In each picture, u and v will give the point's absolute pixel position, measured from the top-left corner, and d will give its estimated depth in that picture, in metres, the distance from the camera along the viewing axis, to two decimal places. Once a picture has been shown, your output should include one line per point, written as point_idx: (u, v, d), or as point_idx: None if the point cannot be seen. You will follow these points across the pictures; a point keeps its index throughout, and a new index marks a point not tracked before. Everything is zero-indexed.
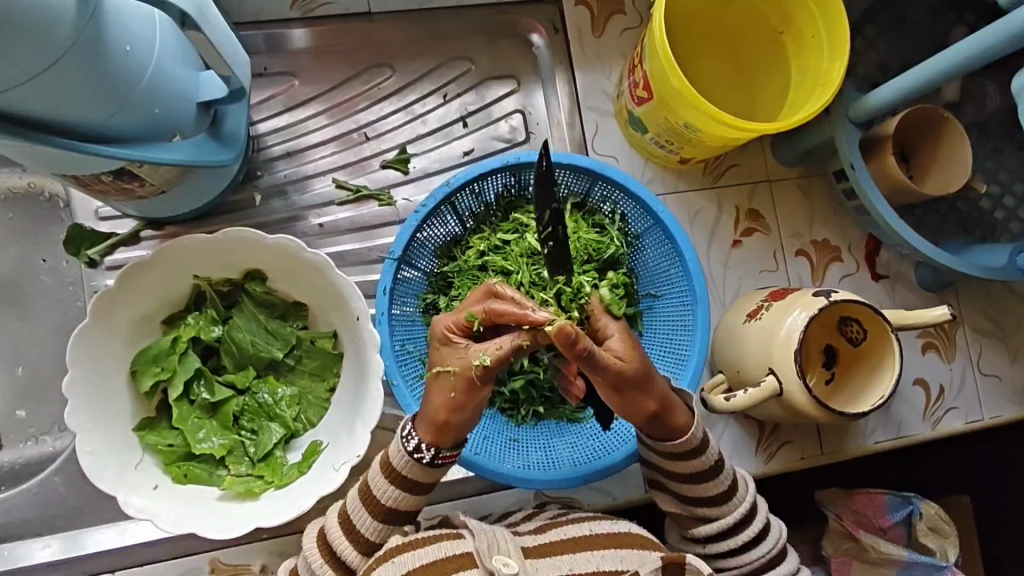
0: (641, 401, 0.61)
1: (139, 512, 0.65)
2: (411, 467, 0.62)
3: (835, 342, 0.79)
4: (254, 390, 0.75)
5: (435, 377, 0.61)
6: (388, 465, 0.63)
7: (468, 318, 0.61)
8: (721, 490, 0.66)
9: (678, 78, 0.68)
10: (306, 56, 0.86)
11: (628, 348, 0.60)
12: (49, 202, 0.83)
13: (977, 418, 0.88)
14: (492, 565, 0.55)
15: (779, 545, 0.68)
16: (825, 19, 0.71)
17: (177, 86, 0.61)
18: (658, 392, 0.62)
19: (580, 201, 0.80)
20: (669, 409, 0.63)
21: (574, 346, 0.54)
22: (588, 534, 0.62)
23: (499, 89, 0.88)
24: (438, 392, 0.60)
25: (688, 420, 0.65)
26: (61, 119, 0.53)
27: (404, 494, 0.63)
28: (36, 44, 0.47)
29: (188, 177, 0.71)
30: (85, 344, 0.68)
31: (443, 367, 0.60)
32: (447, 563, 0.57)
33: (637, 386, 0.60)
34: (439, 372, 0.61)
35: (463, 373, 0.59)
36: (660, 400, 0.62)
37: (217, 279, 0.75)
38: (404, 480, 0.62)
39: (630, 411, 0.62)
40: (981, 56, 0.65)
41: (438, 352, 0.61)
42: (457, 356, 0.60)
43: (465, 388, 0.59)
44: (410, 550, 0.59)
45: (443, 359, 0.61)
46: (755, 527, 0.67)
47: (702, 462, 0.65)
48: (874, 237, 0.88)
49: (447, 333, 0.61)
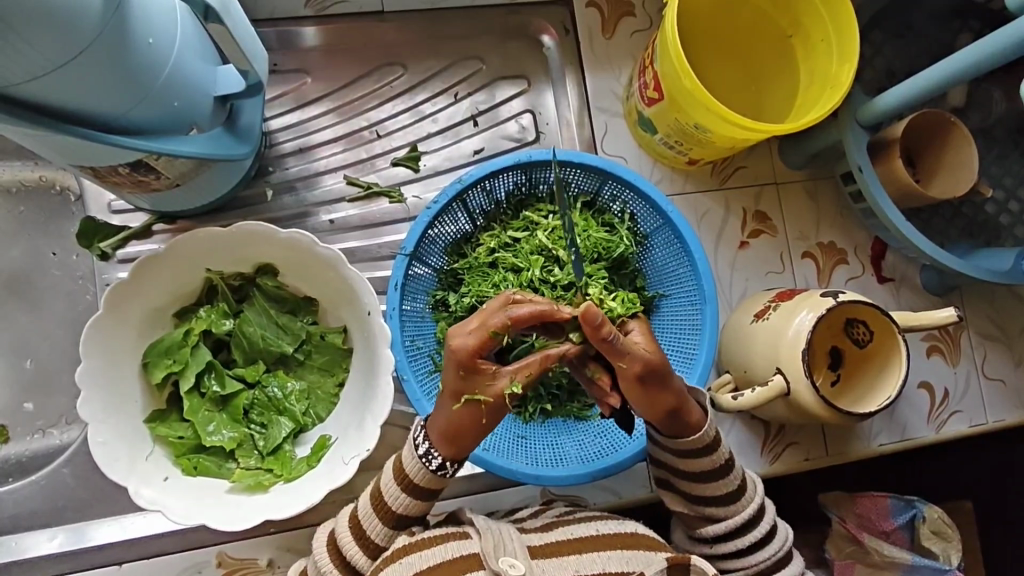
0: (663, 395, 0.61)
1: (150, 503, 0.66)
2: (426, 477, 0.62)
3: (841, 345, 0.79)
4: (264, 384, 0.75)
5: (460, 406, 0.60)
6: (401, 472, 0.63)
7: (493, 336, 0.58)
8: (729, 490, 0.66)
9: (689, 79, 0.69)
10: (317, 54, 0.86)
11: (650, 342, 0.61)
12: (61, 196, 0.84)
13: (981, 422, 0.88)
14: (499, 567, 0.56)
15: (785, 548, 0.68)
16: (834, 23, 0.72)
17: (195, 79, 0.62)
18: (676, 389, 0.62)
19: (590, 200, 0.81)
20: (685, 405, 0.63)
21: (599, 329, 0.56)
22: (593, 535, 0.62)
23: (509, 89, 0.89)
24: (464, 420, 0.60)
25: (701, 418, 0.65)
26: (81, 108, 0.54)
27: (415, 501, 0.63)
28: (64, 34, 0.47)
29: (204, 171, 0.71)
30: (97, 334, 0.68)
31: (472, 396, 0.59)
32: (453, 565, 0.58)
33: (661, 379, 0.60)
34: (466, 401, 0.59)
35: (495, 401, 0.59)
36: (678, 396, 0.62)
37: (229, 273, 0.75)
38: (417, 488, 0.63)
39: (650, 408, 0.62)
40: (989, 60, 0.66)
41: (462, 381, 0.59)
42: (486, 384, 0.59)
43: (494, 411, 0.60)
44: (417, 552, 0.59)
45: (469, 387, 0.59)
46: (761, 530, 0.67)
47: (712, 460, 0.66)
48: (880, 239, 0.89)
49: (471, 358, 0.58)
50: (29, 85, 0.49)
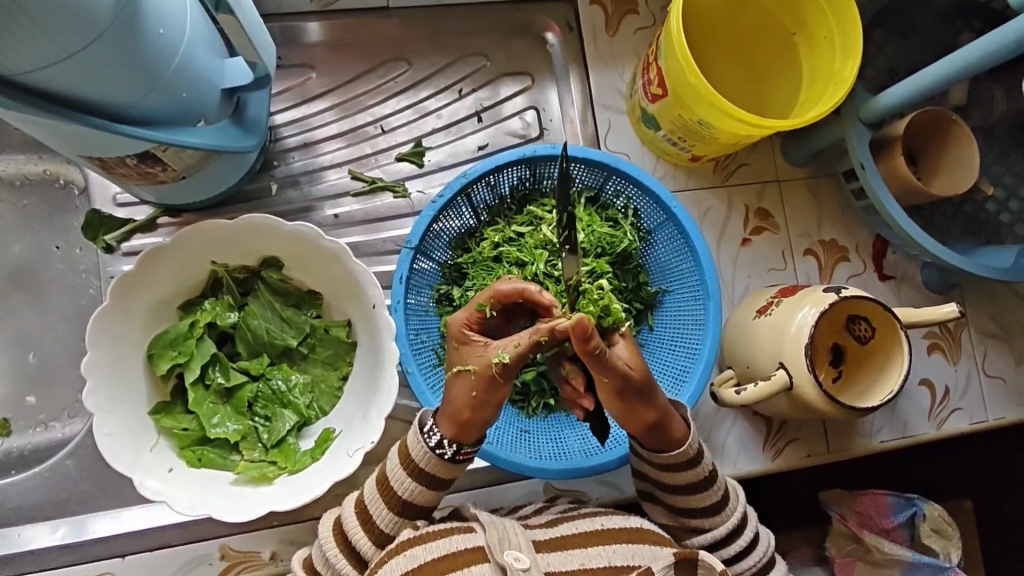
0: (643, 409, 0.62)
1: (155, 494, 0.66)
2: (432, 461, 0.62)
3: (841, 341, 0.79)
4: (268, 376, 0.75)
5: (455, 376, 0.62)
6: (407, 457, 0.63)
7: (480, 309, 0.63)
8: (710, 502, 0.66)
9: (694, 75, 0.69)
10: (321, 49, 0.86)
11: (634, 355, 0.61)
12: (65, 189, 0.85)
13: (981, 419, 0.88)
14: (504, 560, 0.56)
15: (766, 557, 0.69)
16: (838, 21, 0.73)
17: (204, 70, 0.62)
18: (658, 404, 0.63)
19: (594, 195, 0.81)
20: (668, 421, 0.64)
21: (590, 340, 0.56)
22: (600, 529, 0.63)
23: (512, 87, 0.89)
24: (459, 392, 0.61)
25: (685, 434, 0.65)
26: (91, 97, 0.54)
27: (421, 488, 0.63)
28: (76, 23, 0.47)
29: (211, 162, 0.71)
30: (104, 325, 0.68)
31: (463, 366, 0.62)
32: (455, 559, 0.57)
33: (640, 393, 0.61)
34: (459, 371, 0.62)
35: (484, 370, 0.60)
36: (661, 411, 0.63)
37: (234, 266, 0.75)
38: (424, 473, 0.63)
39: (629, 420, 0.62)
40: (990, 58, 0.66)
41: (457, 352, 0.63)
42: (477, 355, 0.61)
43: (485, 386, 0.60)
44: (422, 544, 0.59)
45: (462, 359, 0.62)
46: (744, 538, 0.67)
47: (697, 472, 0.65)
48: (882, 237, 0.89)
49: (464, 332, 0.63)
50: (38, 74, 0.49)
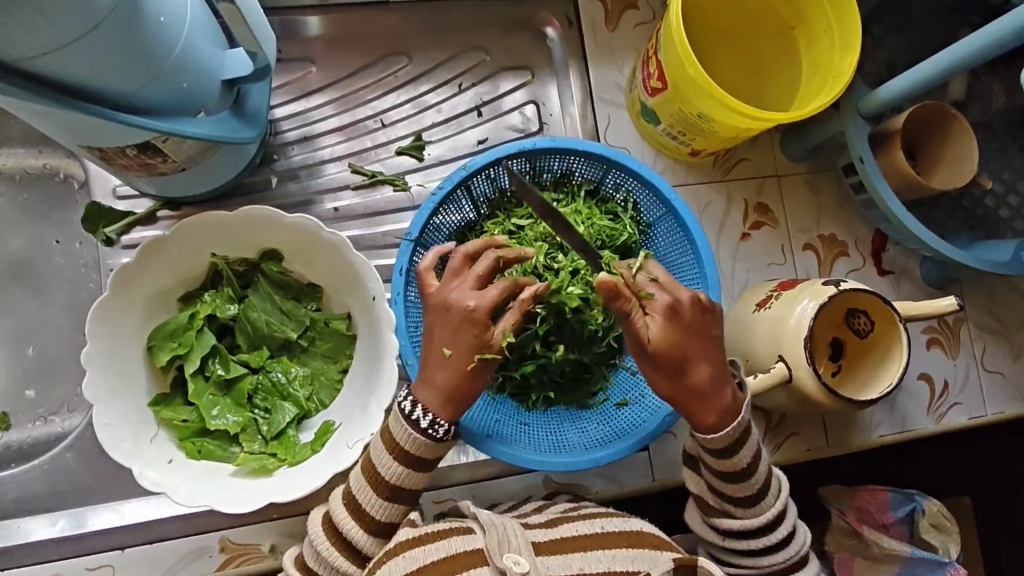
0: (663, 379, 0.63)
1: (154, 485, 0.66)
2: (417, 443, 0.63)
3: (841, 335, 0.79)
4: (268, 369, 0.75)
5: (472, 365, 0.61)
6: (392, 442, 0.63)
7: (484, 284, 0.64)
8: (749, 493, 0.67)
9: (694, 67, 0.70)
10: (321, 43, 0.86)
11: (661, 332, 0.61)
12: (65, 183, 0.85)
13: (980, 414, 0.88)
14: (504, 564, 0.55)
15: (800, 554, 0.68)
16: (837, 16, 0.73)
17: (203, 60, 0.62)
18: (686, 382, 0.62)
19: (593, 189, 0.82)
20: (701, 401, 0.63)
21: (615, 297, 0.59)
22: (599, 532, 0.63)
23: (512, 81, 0.90)
24: (468, 379, 0.62)
25: (721, 422, 0.64)
26: (91, 86, 0.54)
27: (406, 471, 0.63)
28: (76, 10, 0.47)
29: (211, 154, 0.71)
30: (104, 315, 0.68)
31: (481, 356, 0.61)
32: (457, 560, 0.57)
33: (657, 363, 0.62)
34: (479, 360, 0.61)
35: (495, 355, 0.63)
36: (691, 390, 0.63)
37: (234, 258, 0.76)
38: (409, 456, 0.63)
39: (655, 385, 0.64)
40: (987, 50, 0.67)
41: (469, 338, 0.61)
42: (490, 344, 0.62)
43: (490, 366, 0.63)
44: (421, 545, 0.59)
45: (478, 347, 0.61)
46: (781, 532, 0.67)
47: (735, 462, 0.66)
48: (881, 232, 0.89)
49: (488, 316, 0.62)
50: (38, 61, 0.49)
